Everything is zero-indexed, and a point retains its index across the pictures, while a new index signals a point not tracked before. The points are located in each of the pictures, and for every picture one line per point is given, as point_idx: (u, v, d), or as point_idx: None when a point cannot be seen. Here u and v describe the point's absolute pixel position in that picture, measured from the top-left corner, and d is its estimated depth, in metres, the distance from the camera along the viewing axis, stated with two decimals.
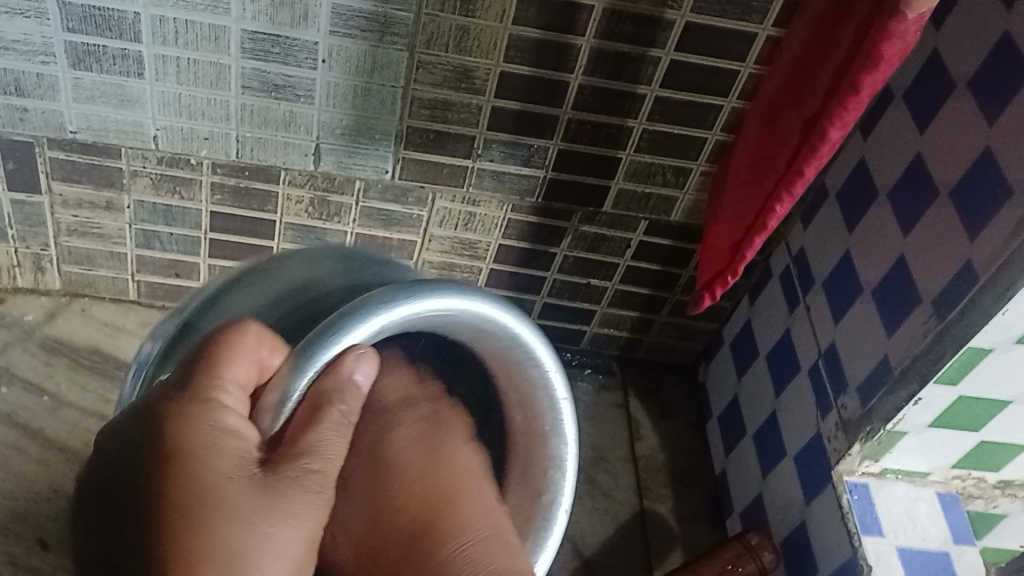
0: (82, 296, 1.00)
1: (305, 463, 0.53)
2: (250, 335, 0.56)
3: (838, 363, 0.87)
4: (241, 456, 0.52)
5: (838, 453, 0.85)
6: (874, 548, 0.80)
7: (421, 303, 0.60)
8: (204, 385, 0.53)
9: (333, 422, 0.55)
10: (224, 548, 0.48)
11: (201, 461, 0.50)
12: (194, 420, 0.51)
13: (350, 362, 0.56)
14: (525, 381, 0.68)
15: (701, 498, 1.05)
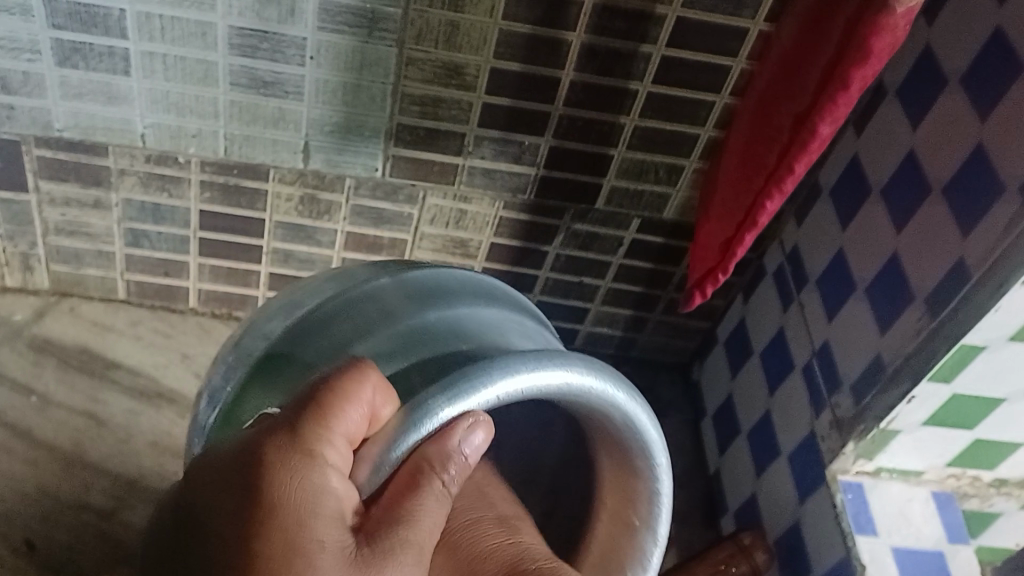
0: (70, 295, 1.00)
1: (407, 534, 0.46)
2: (364, 380, 0.49)
3: (832, 361, 0.86)
4: (338, 522, 0.45)
5: (831, 451, 0.84)
6: (868, 547, 0.80)
7: (538, 377, 0.54)
8: (315, 434, 0.47)
9: (438, 490, 0.49)
10: None
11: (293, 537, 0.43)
12: (300, 480, 0.45)
13: (456, 438, 0.50)
14: (624, 459, 0.62)
15: (696, 497, 1.04)
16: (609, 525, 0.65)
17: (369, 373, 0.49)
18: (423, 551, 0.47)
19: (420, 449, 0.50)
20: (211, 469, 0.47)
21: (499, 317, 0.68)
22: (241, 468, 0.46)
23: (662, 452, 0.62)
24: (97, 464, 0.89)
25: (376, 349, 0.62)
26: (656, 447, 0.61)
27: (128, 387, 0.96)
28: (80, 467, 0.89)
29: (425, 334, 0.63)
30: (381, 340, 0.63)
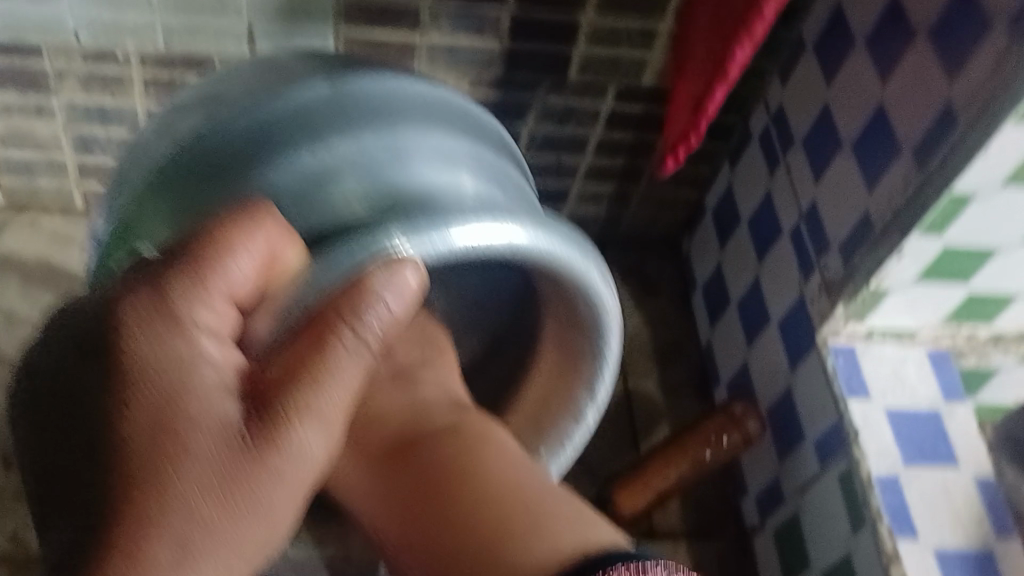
0: (30, 208, 0.96)
1: (301, 400, 0.42)
2: (257, 229, 0.45)
3: (820, 222, 0.82)
4: (222, 390, 0.42)
5: (821, 315, 0.81)
6: (862, 411, 0.78)
7: (482, 237, 0.51)
8: (185, 295, 0.42)
9: (348, 344, 0.44)
10: (190, 515, 0.40)
11: (157, 416, 0.40)
12: (163, 345, 0.41)
13: (376, 286, 0.45)
14: (572, 315, 0.61)
15: (689, 370, 1.02)
16: (543, 383, 0.66)
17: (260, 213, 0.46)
18: (328, 417, 0.43)
19: (342, 300, 0.45)
20: (76, 325, 0.44)
21: (451, 142, 0.62)
22: (100, 334, 0.42)
23: (613, 331, 0.61)
24: None
25: (299, 175, 0.58)
26: (608, 324, 0.60)
27: None
28: None
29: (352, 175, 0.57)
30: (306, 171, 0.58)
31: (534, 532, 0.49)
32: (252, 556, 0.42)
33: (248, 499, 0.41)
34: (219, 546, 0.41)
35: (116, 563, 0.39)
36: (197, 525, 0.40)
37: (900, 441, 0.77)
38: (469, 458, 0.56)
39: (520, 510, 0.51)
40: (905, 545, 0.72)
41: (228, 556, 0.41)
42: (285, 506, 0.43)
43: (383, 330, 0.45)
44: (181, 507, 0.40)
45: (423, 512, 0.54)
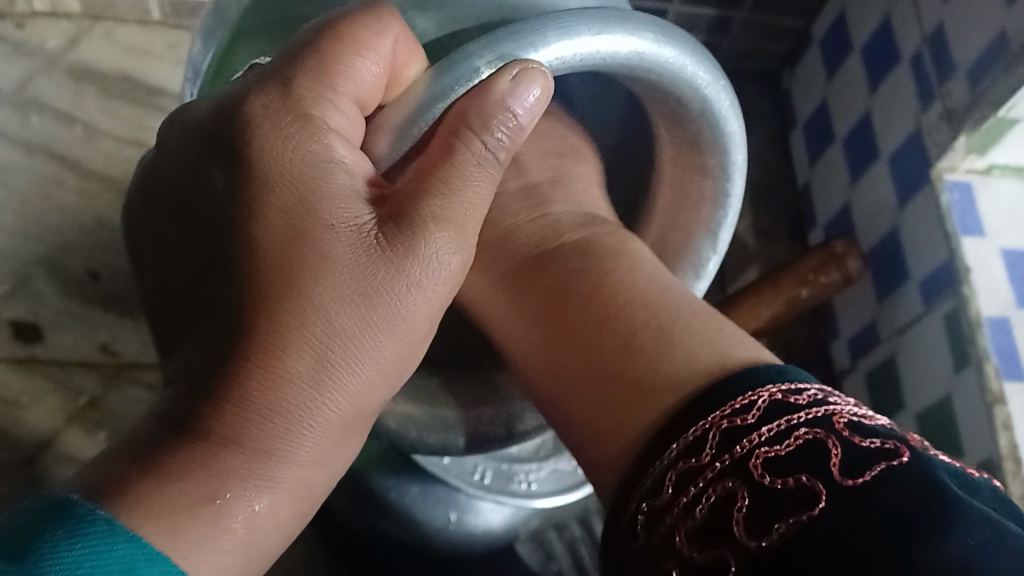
0: (104, 19, 0.93)
1: (431, 211, 0.41)
2: (382, 32, 0.42)
3: (947, 45, 0.75)
4: (353, 197, 0.41)
5: (938, 148, 0.76)
6: (975, 249, 0.73)
7: (602, 42, 0.43)
8: (311, 90, 0.42)
9: (478, 153, 0.42)
10: (324, 327, 0.41)
11: (286, 230, 0.40)
12: (291, 141, 0.41)
13: (503, 89, 0.40)
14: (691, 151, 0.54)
15: (782, 212, 0.98)
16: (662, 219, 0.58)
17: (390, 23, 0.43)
18: (460, 226, 0.42)
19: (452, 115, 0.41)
20: (197, 131, 0.44)
21: None
22: (229, 138, 0.42)
23: (739, 148, 0.53)
24: None
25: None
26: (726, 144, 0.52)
27: None
28: None
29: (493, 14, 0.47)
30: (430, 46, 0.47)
31: (666, 341, 0.42)
32: (378, 382, 0.43)
33: (381, 315, 0.41)
34: (347, 365, 0.41)
35: (249, 374, 0.40)
36: (330, 343, 0.41)
37: (1013, 282, 0.73)
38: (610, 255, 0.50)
39: (660, 304, 0.44)
40: (1011, 385, 0.68)
41: (356, 376, 0.42)
42: (413, 329, 0.43)
43: (513, 138, 0.42)
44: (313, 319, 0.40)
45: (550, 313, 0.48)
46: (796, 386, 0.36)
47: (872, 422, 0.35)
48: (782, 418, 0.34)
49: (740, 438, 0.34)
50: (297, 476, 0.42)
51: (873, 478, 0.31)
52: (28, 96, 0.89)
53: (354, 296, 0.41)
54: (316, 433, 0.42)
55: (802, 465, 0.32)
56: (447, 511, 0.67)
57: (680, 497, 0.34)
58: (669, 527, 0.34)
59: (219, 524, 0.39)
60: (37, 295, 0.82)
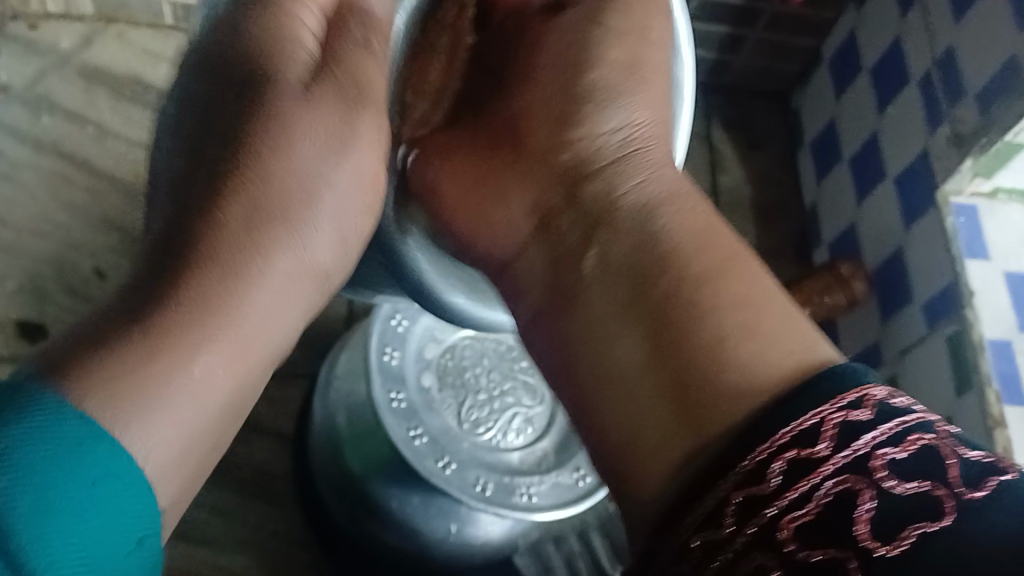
0: (118, 22, 0.94)
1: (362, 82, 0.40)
2: None
3: (957, 69, 0.75)
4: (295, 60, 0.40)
5: (946, 171, 0.76)
6: (979, 273, 0.74)
7: None
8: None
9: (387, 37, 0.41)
10: (274, 191, 0.38)
11: (228, 110, 0.38)
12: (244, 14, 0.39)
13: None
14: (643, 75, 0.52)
15: (787, 231, 0.98)
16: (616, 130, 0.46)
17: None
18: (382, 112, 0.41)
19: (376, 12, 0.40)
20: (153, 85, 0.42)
21: None
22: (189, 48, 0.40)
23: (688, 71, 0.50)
24: None
25: None
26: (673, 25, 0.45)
27: None
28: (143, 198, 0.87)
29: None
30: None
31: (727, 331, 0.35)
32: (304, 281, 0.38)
33: (305, 186, 0.38)
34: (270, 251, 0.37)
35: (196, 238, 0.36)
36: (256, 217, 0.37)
37: (1016, 308, 0.72)
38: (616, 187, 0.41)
39: (721, 269, 0.37)
40: (1012, 410, 0.68)
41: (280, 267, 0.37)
42: (343, 225, 0.39)
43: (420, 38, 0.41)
44: (244, 196, 0.37)
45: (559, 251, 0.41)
46: (858, 394, 0.30)
47: (965, 431, 0.31)
48: (895, 420, 0.30)
49: (813, 469, 0.29)
50: (231, 373, 0.35)
51: (909, 547, 0.27)
52: (40, 95, 0.90)
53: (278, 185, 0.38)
54: (247, 322, 0.35)
55: (923, 473, 0.28)
56: (447, 522, 0.66)
57: (774, 504, 0.29)
58: (758, 531, 0.29)
59: (160, 395, 0.32)
60: (42, 292, 0.81)
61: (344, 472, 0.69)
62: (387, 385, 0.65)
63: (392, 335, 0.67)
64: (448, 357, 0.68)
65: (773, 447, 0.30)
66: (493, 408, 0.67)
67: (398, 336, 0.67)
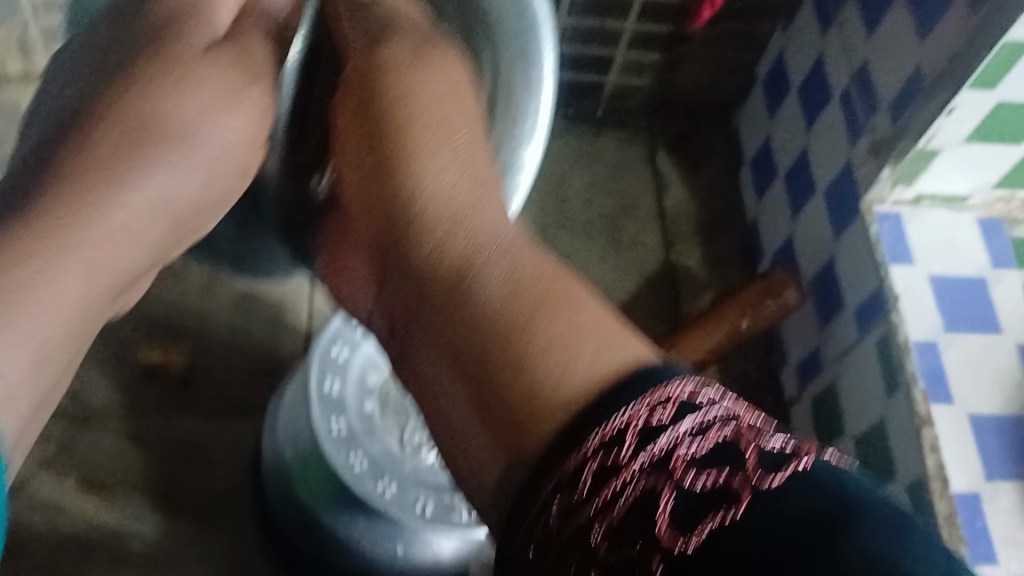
0: None
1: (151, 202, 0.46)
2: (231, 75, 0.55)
3: (871, 81, 0.78)
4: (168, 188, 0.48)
5: (867, 180, 0.79)
6: (904, 277, 0.76)
7: None
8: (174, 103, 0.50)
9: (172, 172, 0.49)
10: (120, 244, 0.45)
11: (105, 80, 0.49)
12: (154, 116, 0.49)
13: None
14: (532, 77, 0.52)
15: (732, 245, 1.01)
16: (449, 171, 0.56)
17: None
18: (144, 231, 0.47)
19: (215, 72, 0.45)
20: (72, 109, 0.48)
21: None
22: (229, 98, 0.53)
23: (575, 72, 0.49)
24: None
25: None
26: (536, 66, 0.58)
27: None
28: None
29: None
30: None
31: (550, 349, 0.40)
32: (191, 175, 0.49)
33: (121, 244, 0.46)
34: (139, 170, 0.46)
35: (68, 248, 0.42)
36: (138, 133, 0.47)
37: (942, 308, 0.75)
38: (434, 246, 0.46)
39: (549, 300, 0.42)
40: (939, 408, 0.70)
41: (152, 180, 0.47)
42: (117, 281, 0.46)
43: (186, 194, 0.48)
44: (113, 129, 0.47)
45: (411, 296, 0.47)
46: (659, 397, 0.37)
47: (768, 416, 0.38)
48: (691, 419, 0.37)
49: (614, 474, 0.35)
50: (103, 237, 0.43)
51: (705, 536, 0.34)
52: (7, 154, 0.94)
53: (138, 131, 0.47)
54: (105, 235, 0.43)
55: (717, 469, 0.36)
56: (394, 544, 0.69)
57: (591, 503, 0.35)
58: (587, 524, 0.35)
59: (17, 285, 0.38)
60: None
61: (294, 497, 0.71)
62: (327, 414, 0.67)
63: (333, 365, 0.70)
64: (390, 384, 0.71)
65: (596, 444, 0.36)
66: None
67: (338, 366, 0.70)
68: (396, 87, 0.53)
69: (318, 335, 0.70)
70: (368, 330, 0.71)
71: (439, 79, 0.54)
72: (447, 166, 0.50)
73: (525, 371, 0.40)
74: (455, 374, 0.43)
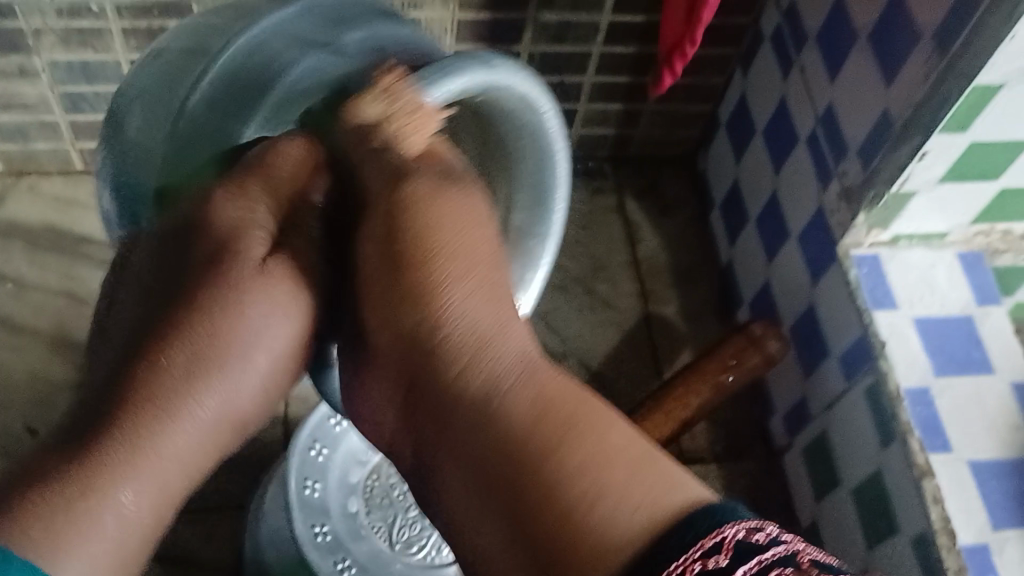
0: (28, 173, 0.95)
1: (222, 394, 0.45)
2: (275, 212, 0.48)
3: (837, 126, 0.77)
4: (241, 369, 0.46)
5: (842, 225, 0.77)
6: (888, 321, 0.75)
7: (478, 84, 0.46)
8: (247, 245, 0.48)
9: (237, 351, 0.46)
10: (195, 439, 0.44)
11: (159, 290, 0.47)
12: (215, 283, 0.46)
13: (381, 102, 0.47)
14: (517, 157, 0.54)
15: (709, 293, 0.99)
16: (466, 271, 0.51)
17: (301, 143, 0.48)
18: (219, 433, 0.45)
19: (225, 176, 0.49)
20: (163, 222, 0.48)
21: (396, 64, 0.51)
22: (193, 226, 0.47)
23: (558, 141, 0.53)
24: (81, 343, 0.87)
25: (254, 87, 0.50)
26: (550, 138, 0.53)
27: (102, 261, 0.92)
28: (66, 347, 0.87)
29: (263, 63, 0.50)
30: (142, 116, 0.51)
31: (595, 489, 0.39)
32: (252, 395, 0.47)
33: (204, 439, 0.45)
34: (201, 396, 0.44)
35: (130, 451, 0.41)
36: (196, 363, 0.44)
37: (930, 351, 0.74)
38: (462, 369, 0.44)
39: (589, 425, 0.41)
40: (938, 457, 0.69)
41: (215, 401, 0.45)
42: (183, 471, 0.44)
43: (246, 343, 0.47)
44: (178, 353, 0.44)
45: (414, 421, 0.46)
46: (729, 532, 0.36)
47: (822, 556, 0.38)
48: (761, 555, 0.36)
49: None
50: (174, 458, 0.43)
51: None
52: None
53: (200, 356, 0.45)
54: (182, 440, 0.43)
55: None
56: None
57: None
58: None
59: (89, 525, 0.39)
60: None
61: None
62: (309, 521, 0.65)
63: (313, 468, 0.68)
64: (374, 479, 0.69)
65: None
66: (425, 523, 0.68)
67: (319, 466, 0.68)
68: (419, 219, 0.47)
69: (297, 434, 0.68)
70: (348, 424, 0.70)
71: (467, 209, 0.48)
72: (476, 303, 0.46)
73: (556, 492, 0.39)
74: (485, 497, 0.42)
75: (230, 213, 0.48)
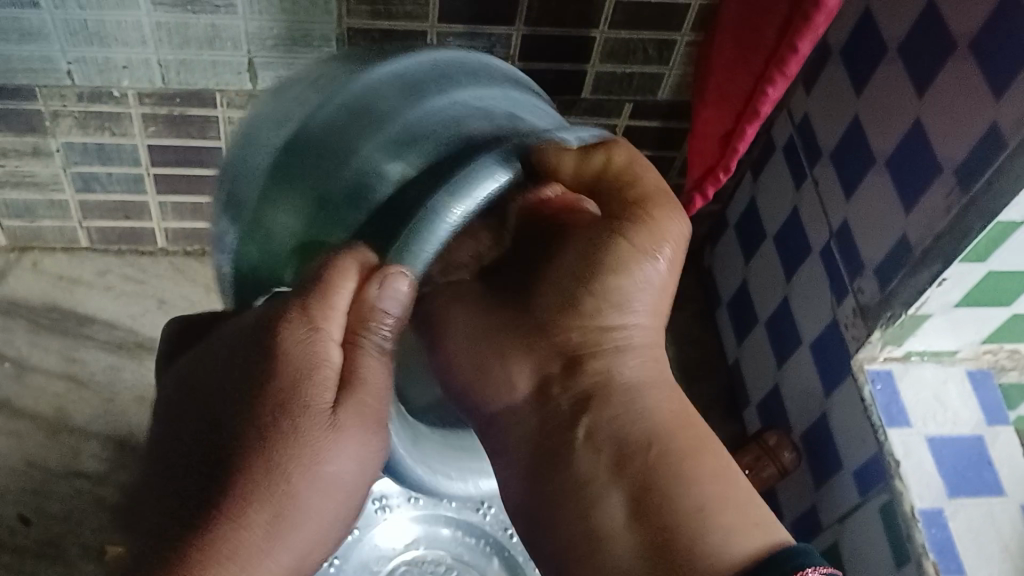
0: (32, 249, 0.95)
1: (298, 480, 0.44)
2: (349, 283, 0.43)
3: (852, 244, 0.78)
4: (340, 472, 0.45)
5: (856, 341, 0.78)
6: (902, 440, 0.75)
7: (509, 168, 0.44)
8: (302, 402, 0.44)
9: (317, 465, 0.44)
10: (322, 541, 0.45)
11: (246, 392, 0.44)
12: (290, 365, 0.44)
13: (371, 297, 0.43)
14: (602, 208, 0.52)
15: (714, 390, 1.00)
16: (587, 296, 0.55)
17: (351, 256, 0.43)
18: (307, 539, 0.44)
19: (291, 296, 0.44)
20: (226, 349, 0.46)
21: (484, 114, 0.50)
22: (253, 355, 0.44)
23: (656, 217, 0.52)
24: (82, 428, 0.86)
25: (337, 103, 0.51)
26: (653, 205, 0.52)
27: (106, 342, 0.91)
28: (66, 434, 0.86)
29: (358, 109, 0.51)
30: (285, 115, 0.52)
31: (702, 509, 0.45)
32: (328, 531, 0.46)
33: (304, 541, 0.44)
34: (318, 468, 0.44)
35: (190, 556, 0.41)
36: (276, 522, 0.43)
37: (944, 472, 0.74)
38: (585, 431, 0.48)
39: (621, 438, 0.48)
40: None
41: (316, 515, 0.44)
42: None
43: (344, 453, 0.44)
44: (257, 509, 0.43)
45: (526, 480, 0.49)
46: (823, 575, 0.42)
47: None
48: None
49: None
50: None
51: None
52: None
53: (281, 513, 0.43)
54: (301, 545, 0.44)
55: None
56: None
57: None
58: None
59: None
60: None
61: None
62: None
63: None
64: None
65: None
66: None
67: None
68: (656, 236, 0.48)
69: None
70: (357, 532, 0.75)
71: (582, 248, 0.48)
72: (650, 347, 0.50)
73: (682, 533, 0.45)
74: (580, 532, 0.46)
75: (300, 360, 0.44)
